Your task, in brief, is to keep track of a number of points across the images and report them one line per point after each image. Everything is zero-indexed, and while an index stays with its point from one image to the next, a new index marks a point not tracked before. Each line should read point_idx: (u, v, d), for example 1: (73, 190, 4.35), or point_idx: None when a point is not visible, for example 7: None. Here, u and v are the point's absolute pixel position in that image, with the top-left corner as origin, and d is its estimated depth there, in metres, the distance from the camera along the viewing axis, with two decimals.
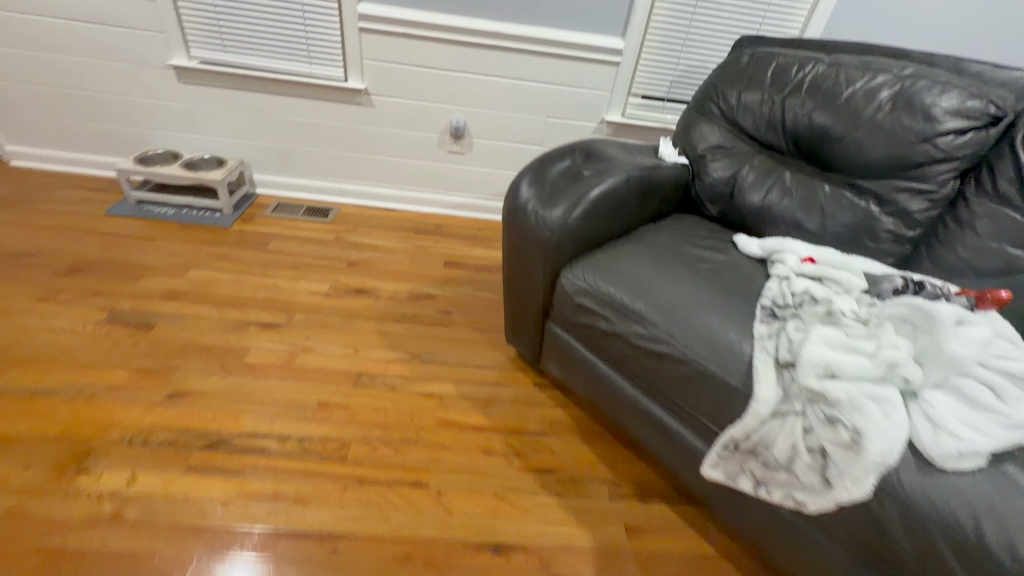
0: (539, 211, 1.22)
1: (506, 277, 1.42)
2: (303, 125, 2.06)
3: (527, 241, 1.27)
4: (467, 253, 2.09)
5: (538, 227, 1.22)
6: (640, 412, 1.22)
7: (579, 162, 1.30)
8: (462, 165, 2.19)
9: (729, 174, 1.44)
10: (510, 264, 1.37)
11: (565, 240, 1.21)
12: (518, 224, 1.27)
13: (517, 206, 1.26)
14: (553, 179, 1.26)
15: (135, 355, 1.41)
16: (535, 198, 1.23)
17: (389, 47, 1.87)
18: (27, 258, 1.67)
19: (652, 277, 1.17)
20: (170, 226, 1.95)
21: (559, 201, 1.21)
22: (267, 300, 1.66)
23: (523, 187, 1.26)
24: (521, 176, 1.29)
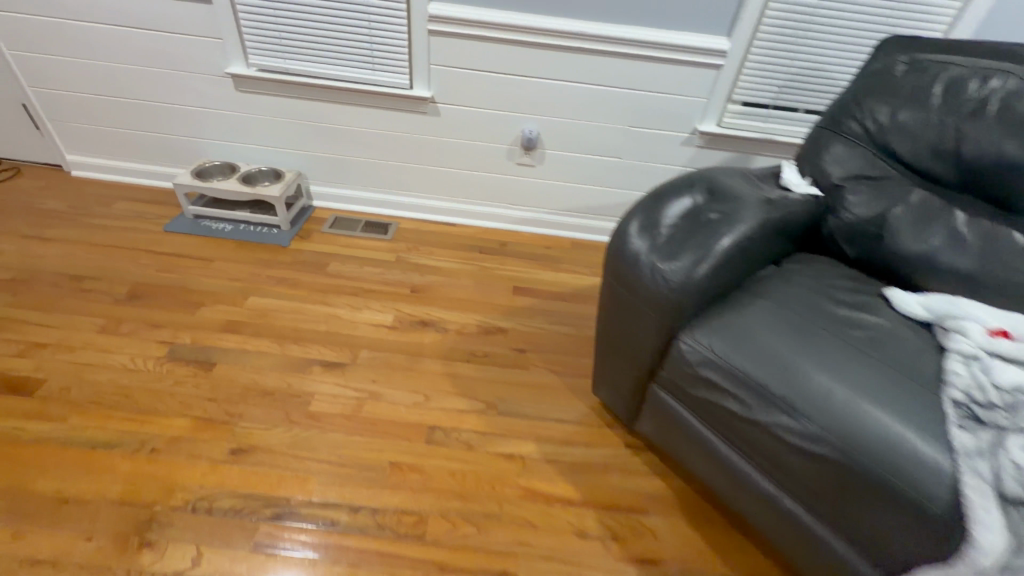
0: (657, 265, 1.02)
1: (601, 324, 1.24)
2: (363, 135, 1.91)
3: (636, 296, 1.08)
4: (536, 276, 1.90)
5: (653, 283, 1.03)
6: (768, 507, 1.01)
7: (701, 201, 1.09)
8: (531, 177, 1.99)
9: (872, 211, 1.20)
10: (609, 314, 1.19)
11: (686, 300, 1.02)
12: (625, 276, 1.08)
13: (624, 255, 1.07)
14: (671, 224, 1.06)
15: (195, 399, 1.31)
16: (649, 248, 1.04)
17: (460, 51, 1.68)
18: (86, 283, 1.60)
19: (799, 351, 0.95)
20: (227, 245, 1.86)
21: (679, 254, 1.02)
22: (329, 335, 1.54)
23: (633, 233, 1.07)
24: (630, 217, 1.09)
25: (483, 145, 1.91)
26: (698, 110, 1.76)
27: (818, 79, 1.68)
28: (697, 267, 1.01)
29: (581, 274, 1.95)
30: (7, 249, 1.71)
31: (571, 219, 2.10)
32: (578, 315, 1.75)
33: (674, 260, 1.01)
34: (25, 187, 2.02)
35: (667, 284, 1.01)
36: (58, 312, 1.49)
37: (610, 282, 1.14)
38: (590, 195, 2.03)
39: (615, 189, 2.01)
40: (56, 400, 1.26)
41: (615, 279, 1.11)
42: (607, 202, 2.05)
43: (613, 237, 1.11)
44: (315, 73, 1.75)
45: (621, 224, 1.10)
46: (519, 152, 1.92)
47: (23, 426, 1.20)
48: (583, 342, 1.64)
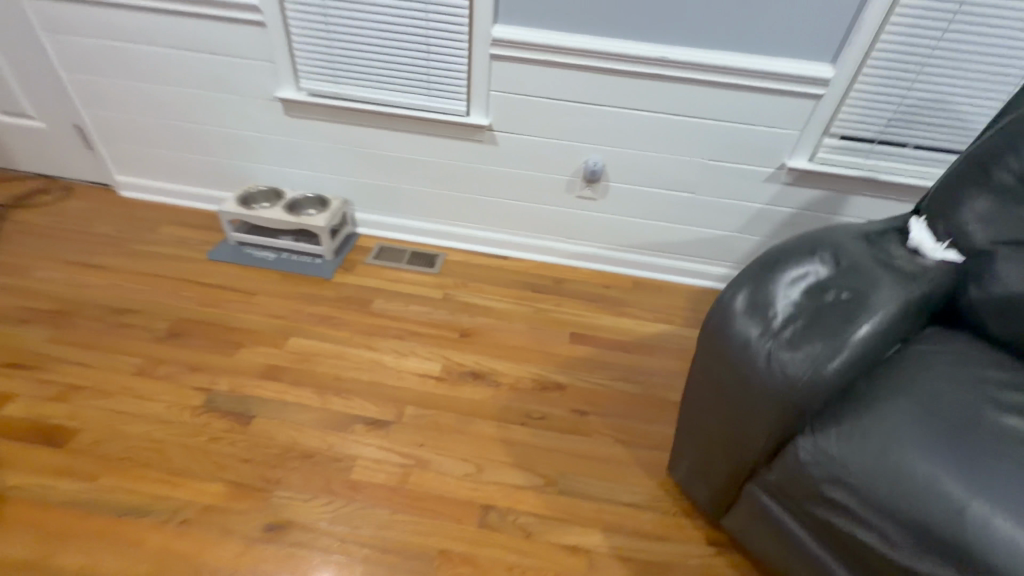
0: (775, 355, 0.84)
1: (689, 403, 1.07)
2: (414, 163, 1.79)
3: (742, 385, 0.90)
4: (595, 321, 1.74)
5: (769, 377, 0.85)
6: None
7: (830, 272, 0.89)
8: (592, 210, 1.83)
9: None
10: (701, 395, 1.02)
11: (811, 398, 0.84)
12: (729, 361, 0.91)
13: (729, 335, 0.90)
14: (791, 302, 0.87)
15: (231, 461, 1.20)
16: (764, 332, 0.86)
17: (524, 77, 1.55)
18: (128, 317, 1.54)
19: (959, 479, 0.77)
20: (269, 276, 1.77)
21: (804, 343, 0.83)
22: (373, 386, 1.42)
23: (742, 310, 0.89)
24: (736, 290, 0.92)
25: (541, 175, 1.76)
26: (789, 144, 1.56)
27: (937, 112, 1.45)
28: (829, 360, 0.82)
29: (644, 320, 1.77)
30: (53, 276, 1.67)
31: (633, 256, 1.92)
32: (643, 371, 1.57)
33: (798, 351, 0.83)
34: (76, 208, 2.00)
35: (788, 379, 0.84)
36: (97, 350, 1.42)
37: (708, 361, 0.97)
38: (656, 231, 1.85)
39: (684, 226, 1.82)
40: (88, 454, 1.18)
41: (716, 361, 0.94)
42: (675, 240, 1.86)
43: (714, 311, 0.94)
44: (367, 98, 1.64)
45: (724, 296, 0.93)
46: (580, 183, 1.76)
47: (53, 487, 1.12)
48: (650, 405, 1.46)
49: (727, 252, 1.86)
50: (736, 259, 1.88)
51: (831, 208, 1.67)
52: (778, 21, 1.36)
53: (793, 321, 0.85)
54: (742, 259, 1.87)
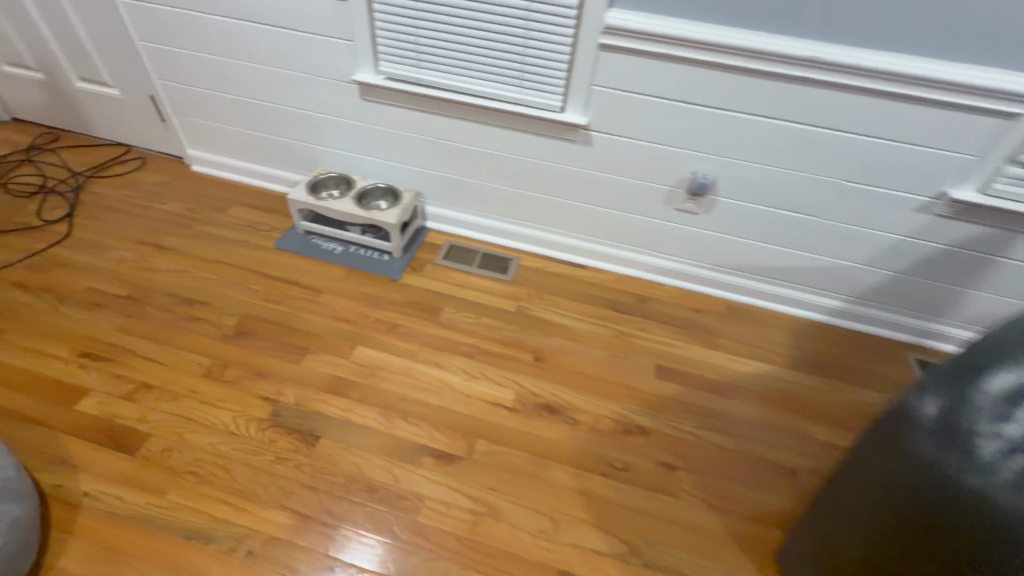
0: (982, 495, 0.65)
1: (841, 498, 0.91)
2: (494, 158, 1.62)
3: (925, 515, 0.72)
4: (684, 353, 1.55)
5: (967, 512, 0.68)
6: None
7: None
8: (690, 225, 1.61)
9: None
10: (858, 498, 0.86)
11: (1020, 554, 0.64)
12: (906, 475, 0.75)
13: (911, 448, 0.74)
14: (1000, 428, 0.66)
15: (296, 488, 1.14)
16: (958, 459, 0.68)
17: (634, 71, 1.33)
18: (196, 309, 1.50)
19: None
20: (336, 271, 1.68)
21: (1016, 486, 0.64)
22: (442, 412, 1.32)
23: (929, 422, 0.72)
24: (926, 394, 0.73)
25: (638, 183, 1.55)
26: (957, 170, 1.28)
27: None
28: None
29: (739, 355, 1.57)
30: (126, 257, 1.64)
31: (730, 278, 1.70)
32: (738, 420, 1.39)
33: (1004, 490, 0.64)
34: (149, 182, 1.97)
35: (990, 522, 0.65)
36: (166, 345, 1.38)
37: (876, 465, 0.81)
38: (763, 253, 1.62)
39: (798, 251, 1.58)
40: (157, 464, 1.15)
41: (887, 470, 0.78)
42: (784, 265, 1.62)
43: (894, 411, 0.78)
44: (451, 87, 1.47)
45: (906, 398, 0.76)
46: (683, 194, 1.54)
47: (122, 498, 1.09)
48: (746, 464, 1.29)
49: (844, 284, 1.61)
50: (855, 292, 1.62)
51: (994, 247, 1.39)
52: (978, 19, 1.07)
53: (1006, 456, 0.65)
54: (862, 293, 1.62)
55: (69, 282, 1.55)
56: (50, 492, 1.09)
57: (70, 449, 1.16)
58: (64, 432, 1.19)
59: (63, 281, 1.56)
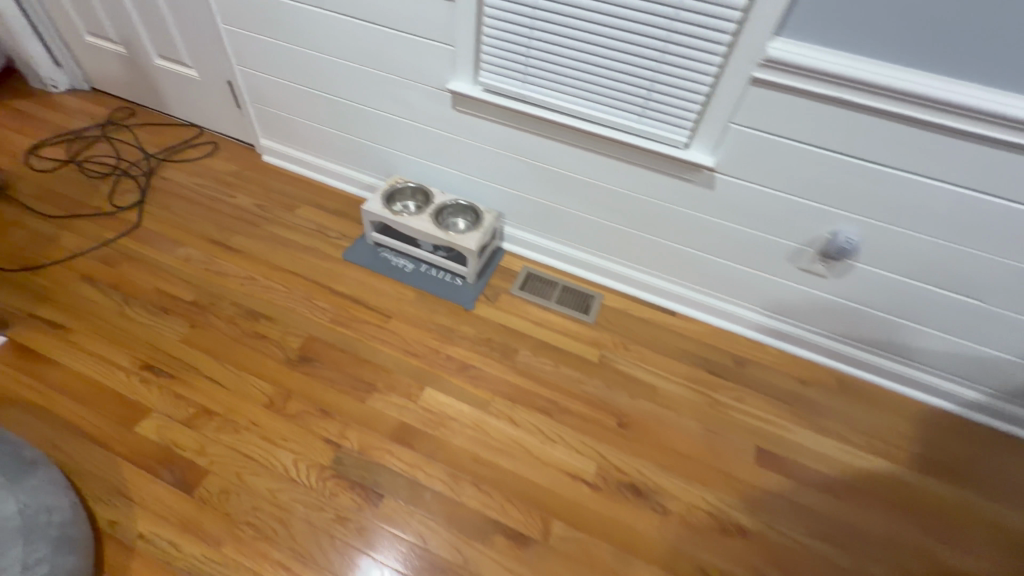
0: None
1: None
2: (594, 189, 1.44)
3: None
4: (788, 435, 1.35)
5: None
6: None
7: None
8: (812, 287, 1.39)
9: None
10: None
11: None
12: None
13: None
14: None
15: (357, 556, 1.05)
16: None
17: (786, 112, 1.11)
18: (261, 326, 1.40)
19: None
20: (406, 294, 1.55)
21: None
22: (515, 482, 1.18)
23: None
24: None
25: (759, 233, 1.34)
26: None
27: None
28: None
29: (854, 445, 1.35)
30: (193, 255, 1.56)
31: (847, 349, 1.47)
32: (852, 532, 1.19)
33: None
34: (219, 170, 1.89)
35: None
36: (229, 366, 1.30)
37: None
38: (897, 328, 1.38)
39: (941, 332, 1.34)
40: (214, 508, 1.07)
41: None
42: (920, 345, 1.38)
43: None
44: (557, 108, 1.29)
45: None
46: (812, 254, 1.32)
47: (177, 545, 1.01)
48: None
49: (993, 376, 1.36)
50: (1003, 388, 1.37)
51: None
52: None
53: None
54: (1012, 389, 1.36)
55: (134, 279, 1.48)
56: (105, 529, 1.02)
57: (127, 479, 1.09)
58: (122, 457, 1.12)
59: (129, 276, 1.49)
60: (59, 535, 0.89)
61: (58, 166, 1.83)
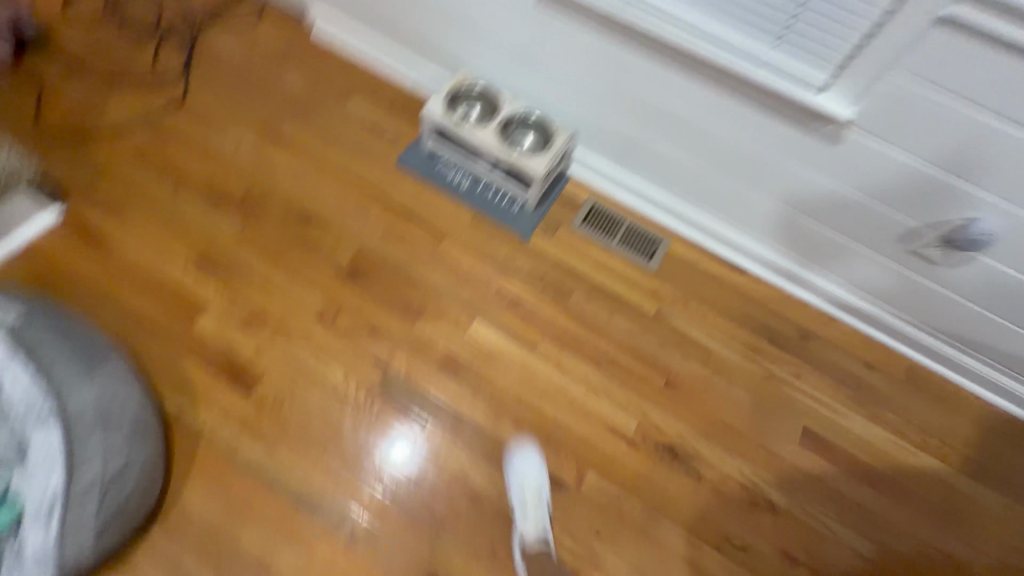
0: None
1: None
2: (691, 124, 1.25)
3: None
4: (841, 420, 1.30)
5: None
6: None
7: None
8: (917, 273, 1.23)
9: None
10: None
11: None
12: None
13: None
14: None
15: (402, 476, 1.11)
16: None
17: (966, 65, 0.90)
18: (312, 231, 1.35)
19: None
20: (461, 214, 1.45)
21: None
22: (556, 428, 1.20)
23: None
24: None
25: (877, 205, 1.16)
26: None
27: None
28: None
29: (909, 441, 1.29)
30: (243, 143, 1.47)
31: (932, 342, 1.34)
32: (880, 524, 1.20)
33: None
34: (266, 40, 1.69)
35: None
36: (283, 272, 1.28)
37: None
38: (997, 329, 1.24)
39: None
40: (272, 412, 1.13)
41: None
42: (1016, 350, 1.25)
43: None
44: (670, 15, 1.10)
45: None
46: (933, 238, 1.15)
47: (239, 442, 1.09)
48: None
49: None
50: None
51: None
52: None
53: None
54: None
55: (185, 163, 1.42)
56: (173, 417, 1.10)
57: (191, 375, 1.14)
58: (186, 352, 1.17)
59: (178, 159, 1.42)
60: (131, 429, 0.94)
61: (97, 16, 1.67)
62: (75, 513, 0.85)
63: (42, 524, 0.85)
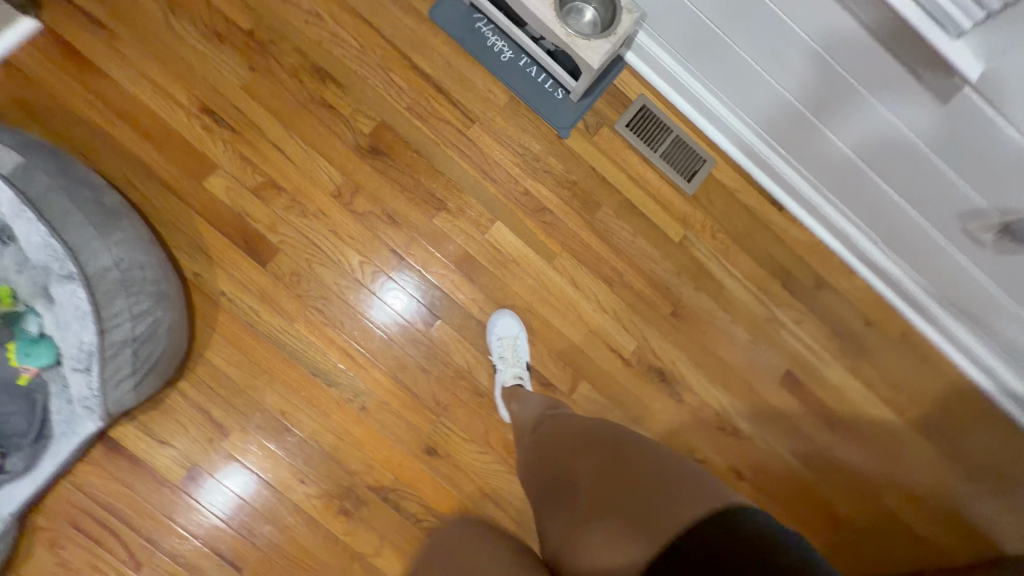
0: None
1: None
2: (786, 37, 1.04)
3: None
4: (824, 369, 1.38)
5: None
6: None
7: None
8: (961, 251, 1.18)
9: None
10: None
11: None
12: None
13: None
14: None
15: (412, 364, 1.17)
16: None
17: None
18: (328, 92, 1.20)
19: None
20: (496, 95, 1.28)
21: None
22: (559, 340, 1.26)
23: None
24: None
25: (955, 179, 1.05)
26: None
27: None
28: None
29: (877, 395, 1.40)
30: None
31: (935, 309, 1.37)
32: (824, 458, 1.36)
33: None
34: None
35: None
36: (297, 138, 1.18)
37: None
38: (1012, 320, 1.23)
39: None
40: (288, 287, 1.14)
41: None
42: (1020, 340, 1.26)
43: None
44: None
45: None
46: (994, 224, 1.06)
47: (256, 312, 1.12)
48: (806, 498, 1.34)
49: None
50: None
51: None
52: None
53: None
54: None
55: None
56: (191, 279, 1.11)
57: (206, 237, 1.12)
58: (197, 213, 1.12)
59: None
60: (154, 291, 0.94)
61: None
62: (114, 362, 0.90)
63: (87, 369, 0.90)
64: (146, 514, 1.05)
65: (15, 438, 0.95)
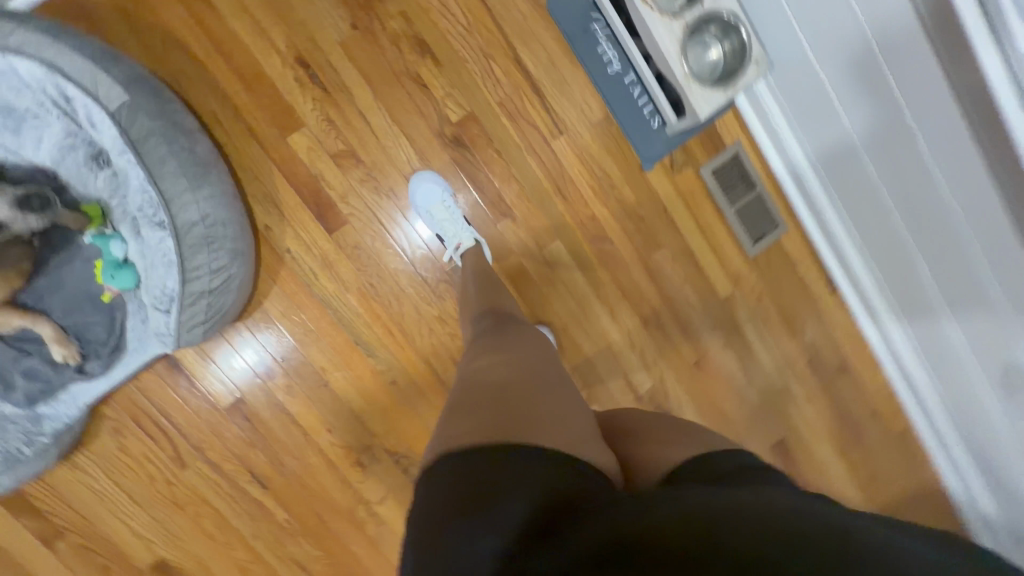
0: None
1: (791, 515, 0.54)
2: (911, 149, 0.98)
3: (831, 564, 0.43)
4: (815, 444, 1.46)
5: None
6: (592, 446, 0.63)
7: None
8: (990, 397, 1.19)
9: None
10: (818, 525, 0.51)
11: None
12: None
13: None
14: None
15: (446, 354, 1.24)
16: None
17: None
18: (424, 68, 1.16)
19: None
20: (590, 107, 1.23)
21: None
22: (584, 362, 1.32)
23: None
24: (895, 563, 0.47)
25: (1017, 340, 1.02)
26: None
27: None
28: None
29: (856, 478, 1.49)
30: None
31: (942, 423, 1.41)
32: None
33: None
34: None
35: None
36: (385, 110, 1.15)
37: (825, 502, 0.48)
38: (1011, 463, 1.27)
39: None
40: (348, 258, 1.18)
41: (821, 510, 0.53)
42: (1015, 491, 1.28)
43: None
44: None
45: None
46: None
47: (316, 275, 1.18)
48: None
49: None
50: None
51: None
52: None
53: None
54: None
55: None
56: (261, 230, 1.15)
57: (281, 193, 1.14)
58: (277, 166, 1.13)
59: None
60: (233, 248, 1.00)
61: None
62: (191, 309, 0.98)
63: (167, 311, 0.98)
64: (190, 427, 1.18)
65: (92, 345, 1.04)
